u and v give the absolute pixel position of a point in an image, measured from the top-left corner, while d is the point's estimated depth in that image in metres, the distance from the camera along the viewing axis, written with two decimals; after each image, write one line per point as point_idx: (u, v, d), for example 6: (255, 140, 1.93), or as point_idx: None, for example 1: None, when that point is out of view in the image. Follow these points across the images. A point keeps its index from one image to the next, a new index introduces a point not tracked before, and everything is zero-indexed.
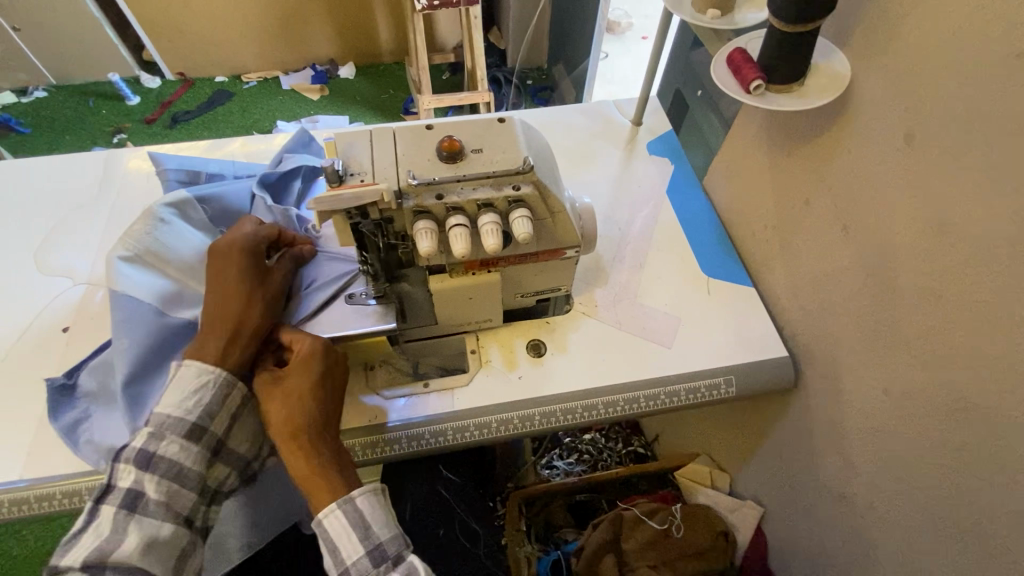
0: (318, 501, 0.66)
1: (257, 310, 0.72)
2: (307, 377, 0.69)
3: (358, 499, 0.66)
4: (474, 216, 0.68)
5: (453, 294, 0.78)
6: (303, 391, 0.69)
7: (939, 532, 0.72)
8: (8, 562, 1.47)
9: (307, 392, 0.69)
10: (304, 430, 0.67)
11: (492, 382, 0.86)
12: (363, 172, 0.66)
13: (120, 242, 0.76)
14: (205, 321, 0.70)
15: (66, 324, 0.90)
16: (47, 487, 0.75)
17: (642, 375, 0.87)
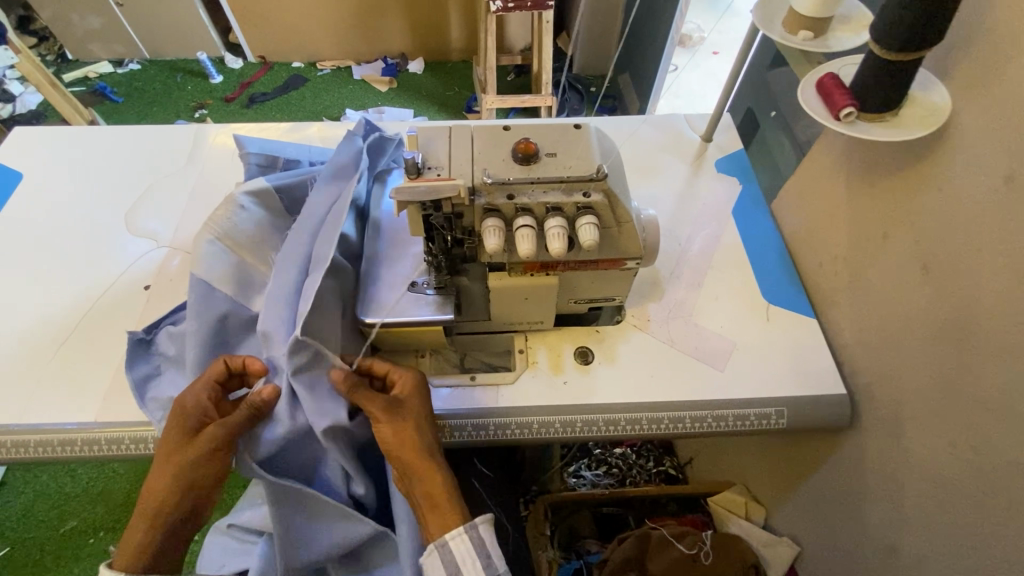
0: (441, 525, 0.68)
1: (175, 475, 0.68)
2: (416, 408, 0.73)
3: (481, 526, 0.68)
4: (542, 218, 0.69)
5: (510, 292, 0.79)
6: (416, 419, 0.72)
7: None
8: (63, 496, 1.59)
9: (420, 420, 0.72)
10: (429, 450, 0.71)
11: (537, 384, 0.86)
12: (440, 167, 0.68)
13: (204, 226, 0.80)
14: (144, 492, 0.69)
15: (147, 283, 0.97)
16: (118, 432, 0.81)
17: (689, 396, 0.86)
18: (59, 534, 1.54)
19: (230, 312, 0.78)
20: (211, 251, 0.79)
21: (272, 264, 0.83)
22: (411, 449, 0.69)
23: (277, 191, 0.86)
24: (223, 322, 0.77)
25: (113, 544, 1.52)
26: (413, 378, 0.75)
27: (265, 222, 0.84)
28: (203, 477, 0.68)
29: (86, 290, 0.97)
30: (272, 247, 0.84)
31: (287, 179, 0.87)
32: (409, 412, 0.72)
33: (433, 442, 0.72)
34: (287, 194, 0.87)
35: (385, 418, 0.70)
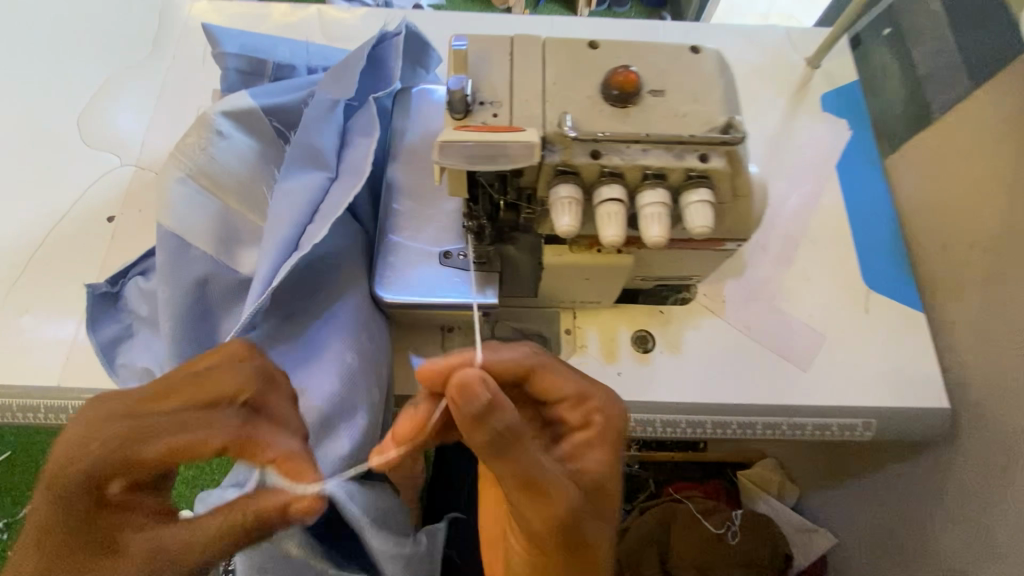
0: None
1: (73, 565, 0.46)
2: (598, 495, 0.53)
3: None
4: (634, 189, 0.49)
5: (569, 271, 0.62)
6: (597, 514, 0.52)
7: None
8: None
9: (602, 515, 0.53)
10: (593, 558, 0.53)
11: (587, 373, 0.72)
12: (498, 104, 0.48)
13: (173, 161, 0.61)
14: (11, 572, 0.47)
15: (112, 214, 0.78)
16: (90, 400, 0.68)
17: (766, 399, 0.72)
18: None
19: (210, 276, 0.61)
20: (181, 194, 0.60)
21: (259, 209, 0.63)
22: (574, 552, 0.52)
23: (267, 113, 0.65)
24: (203, 289, 0.61)
25: None
26: (615, 428, 0.54)
27: (252, 154, 0.64)
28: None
29: (37, 217, 0.78)
30: (262, 189, 0.64)
31: (280, 97, 0.65)
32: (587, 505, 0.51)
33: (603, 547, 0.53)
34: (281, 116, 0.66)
35: (551, 508, 0.48)
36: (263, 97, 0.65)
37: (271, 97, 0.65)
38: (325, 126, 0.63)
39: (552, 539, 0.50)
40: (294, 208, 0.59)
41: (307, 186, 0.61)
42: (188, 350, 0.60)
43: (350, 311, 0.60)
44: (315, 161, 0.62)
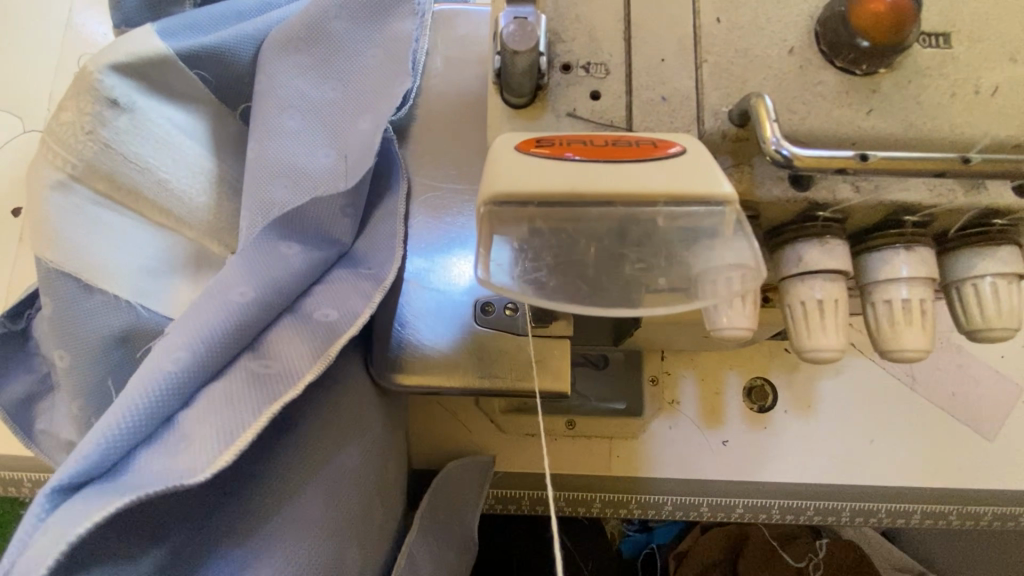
0: None
1: None
2: None
3: None
4: (873, 246, 0.27)
5: (678, 327, 0.40)
6: None
7: None
8: None
9: None
10: None
11: (680, 438, 0.52)
12: (593, 60, 0.27)
13: (45, 153, 0.38)
14: None
15: (17, 205, 0.56)
16: (13, 467, 0.52)
17: (930, 480, 0.51)
18: None
19: (131, 333, 0.40)
20: (65, 209, 0.38)
21: (195, 221, 0.42)
22: None
23: (190, 64, 0.40)
24: (123, 349, 0.40)
25: None
26: None
27: (173, 132, 0.41)
28: None
29: None
30: (197, 190, 0.42)
31: (213, 35, 0.40)
32: None
33: None
34: (216, 65, 0.41)
35: None
36: (185, 35, 0.40)
37: (202, 33, 0.40)
38: (332, 153, 0.38)
39: None
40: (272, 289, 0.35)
41: (299, 257, 0.37)
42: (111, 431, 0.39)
43: (305, 433, 0.36)
44: (321, 224, 0.38)
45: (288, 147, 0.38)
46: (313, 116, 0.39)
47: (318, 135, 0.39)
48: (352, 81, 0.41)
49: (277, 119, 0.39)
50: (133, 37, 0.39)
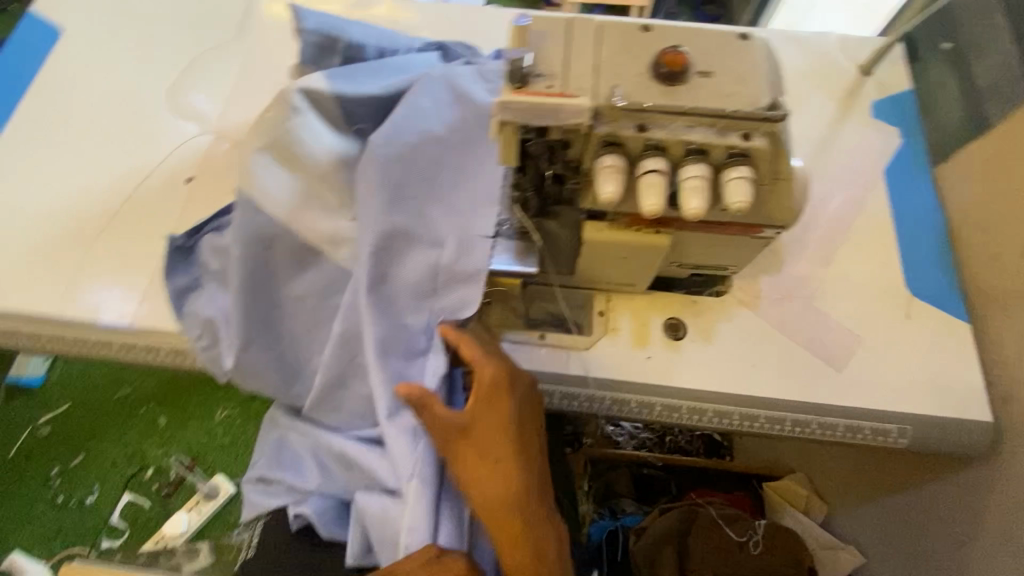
0: (479, 466, 0.59)
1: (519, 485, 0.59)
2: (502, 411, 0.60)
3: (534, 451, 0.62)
4: (676, 163, 0.52)
5: (606, 250, 0.64)
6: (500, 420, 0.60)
7: None
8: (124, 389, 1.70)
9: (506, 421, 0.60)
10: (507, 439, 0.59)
11: (618, 354, 0.74)
12: (551, 76, 0.51)
13: (255, 132, 0.68)
14: (489, 503, 0.59)
15: (189, 175, 0.85)
16: (157, 338, 0.75)
17: (798, 396, 0.72)
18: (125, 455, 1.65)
19: (277, 237, 0.67)
20: (262, 164, 0.67)
21: (327, 184, 0.69)
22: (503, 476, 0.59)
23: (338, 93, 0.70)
24: (268, 248, 0.67)
25: (161, 415, 1.68)
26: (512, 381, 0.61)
27: (324, 129, 0.70)
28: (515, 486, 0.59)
29: (123, 177, 0.86)
30: (338, 170, 0.69)
31: (352, 78, 0.71)
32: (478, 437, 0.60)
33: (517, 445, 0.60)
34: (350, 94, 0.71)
35: (482, 401, 0.60)
36: (338, 78, 0.70)
37: (352, 82, 0.71)
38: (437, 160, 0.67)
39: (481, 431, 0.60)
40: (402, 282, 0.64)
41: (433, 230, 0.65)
42: (252, 303, 0.68)
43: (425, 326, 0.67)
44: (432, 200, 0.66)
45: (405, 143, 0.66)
46: (428, 135, 0.67)
47: (422, 139, 0.67)
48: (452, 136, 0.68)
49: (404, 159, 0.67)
50: (317, 83, 0.69)
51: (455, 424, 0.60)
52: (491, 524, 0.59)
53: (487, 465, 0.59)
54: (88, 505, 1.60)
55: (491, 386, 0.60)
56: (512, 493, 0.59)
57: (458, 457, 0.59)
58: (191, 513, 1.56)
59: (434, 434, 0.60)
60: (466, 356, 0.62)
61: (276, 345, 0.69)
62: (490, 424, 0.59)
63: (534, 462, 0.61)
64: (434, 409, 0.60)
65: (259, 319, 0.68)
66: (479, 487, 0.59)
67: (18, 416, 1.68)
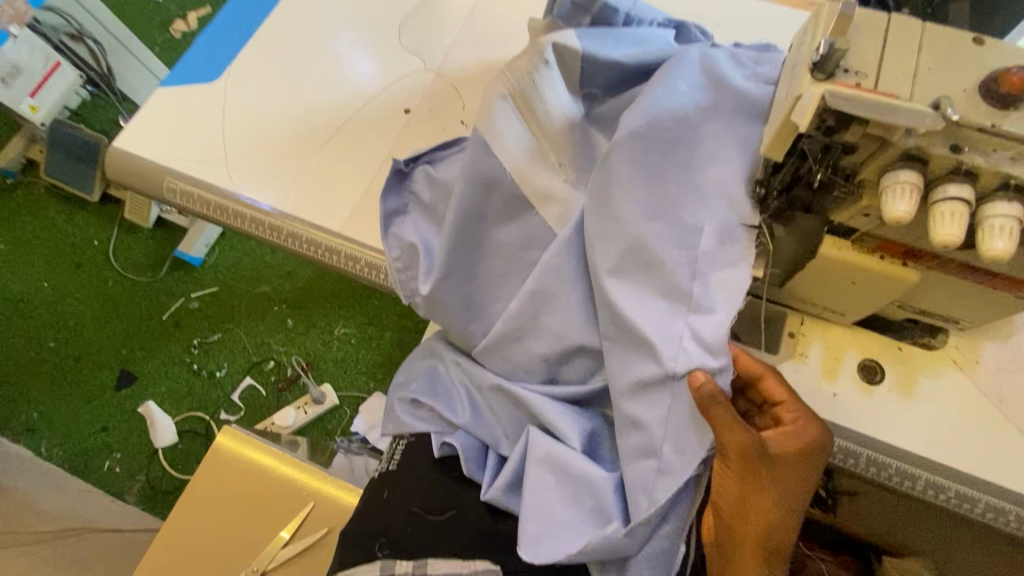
0: (758, 499, 0.62)
1: (781, 522, 0.63)
2: (799, 463, 0.62)
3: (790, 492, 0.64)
4: (980, 196, 0.47)
5: (835, 271, 0.60)
6: (794, 470, 0.62)
7: None
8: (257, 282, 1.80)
9: (799, 473, 0.62)
10: (789, 485, 0.62)
11: (802, 380, 0.69)
12: (863, 74, 0.47)
13: (502, 78, 0.70)
14: (749, 525, 0.62)
15: (407, 107, 0.90)
16: (359, 250, 0.81)
17: (1001, 481, 0.64)
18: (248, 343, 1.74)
19: (497, 183, 0.70)
20: (501, 109, 0.70)
21: (553, 141, 0.70)
22: (769, 512, 0.62)
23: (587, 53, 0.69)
24: (487, 192, 0.71)
25: (290, 317, 1.75)
26: (815, 438, 0.61)
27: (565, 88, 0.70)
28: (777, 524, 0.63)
29: (349, 97, 0.92)
30: (567, 130, 0.70)
31: (602, 41, 0.70)
32: (769, 477, 0.61)
33: (790, 493, 0.63)
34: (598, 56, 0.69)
35: (784, 446, 0.61)
36: (590, 38, 0.70)
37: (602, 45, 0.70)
38: (702, 135, 0.64)
39: (772, 472, 0.62)
40: (635, 280, 0.63)
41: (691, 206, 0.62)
42: (460, 240, 0.72)
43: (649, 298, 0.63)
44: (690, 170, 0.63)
45: (666, 107, 0.64)
46: (694, 108, 0.65)
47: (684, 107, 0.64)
48: (703, 128, 0.64)
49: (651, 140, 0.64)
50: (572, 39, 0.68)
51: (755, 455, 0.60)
52: (738, 535, 0.63)
53: (766, 493, 0.62)
54: (217, 379, 1.72)
55: (803, 441, 0.61)
56: (774, 524, 0.63)
57: (744, 486, 0.61)
58: (299, 411, 1.63)
59: (736, 468, 0.60)
60: (768, 389, 0.63)
61: (470, 284, 0.73)
62: (787, 471, 0.62)
63: (797, 509, 0.64)
64: (733, 426, 0.58)
65: (461, 256, 0.72)
66: (745, 511, 0.62)
67: (173, 288, 1.81)
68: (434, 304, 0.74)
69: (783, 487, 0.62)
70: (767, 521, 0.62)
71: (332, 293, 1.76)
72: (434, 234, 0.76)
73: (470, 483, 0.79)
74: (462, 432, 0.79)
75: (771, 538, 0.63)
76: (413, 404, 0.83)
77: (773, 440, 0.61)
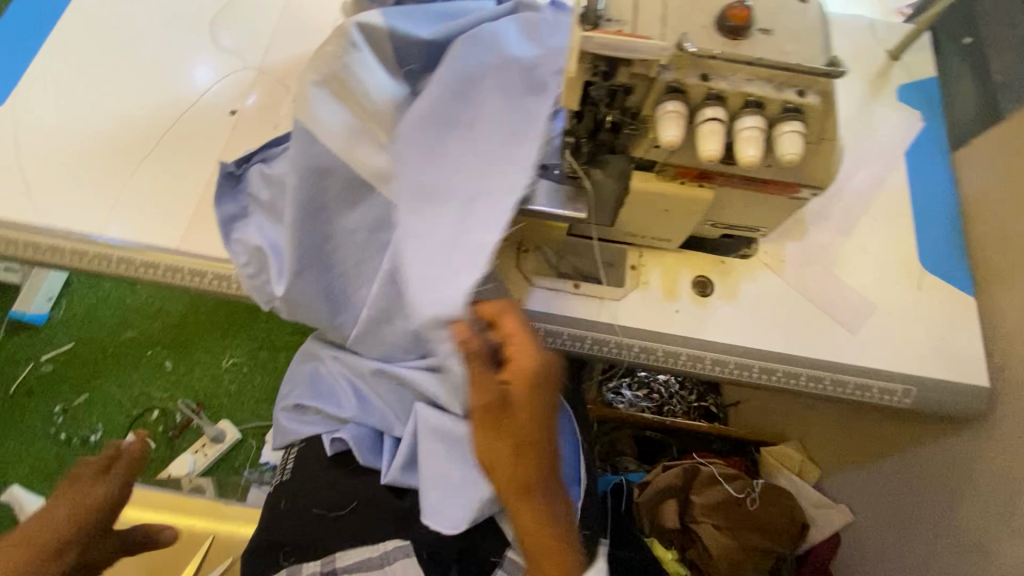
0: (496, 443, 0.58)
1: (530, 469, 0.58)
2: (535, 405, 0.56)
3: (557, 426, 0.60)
4: (732, 114, 0.55)
5: (650, 199, 0.67)
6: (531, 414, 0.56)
7: None
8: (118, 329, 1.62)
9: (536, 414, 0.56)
10: (534, 431, 0.57)
11: (647, 304, 0.77)
12: (623, 22, 0.53)
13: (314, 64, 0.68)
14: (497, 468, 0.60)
15: (233, 109, 0.86)
16: (204, 263, 0.77)
17: (812, 354, 0.77)
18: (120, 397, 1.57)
19: (332, 168, 0.69)
20: (316, 97, 0.68)
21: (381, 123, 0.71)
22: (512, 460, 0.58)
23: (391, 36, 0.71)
24: (320, 179, 0.69)
25: (168, 359, 1.60)
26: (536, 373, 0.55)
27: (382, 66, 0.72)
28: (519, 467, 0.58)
29: (166, 105, 0.86)
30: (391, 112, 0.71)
31: (404, 20, 0.72)
32: (512, 428, 0.57)
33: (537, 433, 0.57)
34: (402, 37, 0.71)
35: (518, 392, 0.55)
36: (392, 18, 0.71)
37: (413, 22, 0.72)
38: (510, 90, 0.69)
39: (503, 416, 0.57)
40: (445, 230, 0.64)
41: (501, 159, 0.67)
42: (304, 233, 0.70)
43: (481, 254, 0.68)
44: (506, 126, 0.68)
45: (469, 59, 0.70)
46: (501, 69, 0.71)
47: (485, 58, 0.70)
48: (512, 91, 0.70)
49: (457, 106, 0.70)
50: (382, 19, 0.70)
51: (494, 393, 0.56)
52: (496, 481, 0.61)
53: (506, 444, 0.58)
54: (93, 444, 1.52)
55: (523, 376, 0.55)
56: (519, 471, 0.58)
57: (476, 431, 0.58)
58: (197, 456, 1.50)
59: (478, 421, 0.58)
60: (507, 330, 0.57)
61: (325, 276, 0.72)
62: (519, 417, 0.56)
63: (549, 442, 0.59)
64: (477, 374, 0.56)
65: (309, 248, 0.71)
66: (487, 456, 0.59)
67: (16, 354, 1.58)
68: (292, 302, 0.72)
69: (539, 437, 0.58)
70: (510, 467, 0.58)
71: (210, 324, 1.64)
72: (276, 232, 0.74)
73: (369, 471, 0.79)
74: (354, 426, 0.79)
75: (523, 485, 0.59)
76: (298, 410, 0.82)
77: (506, 388, 0.56)
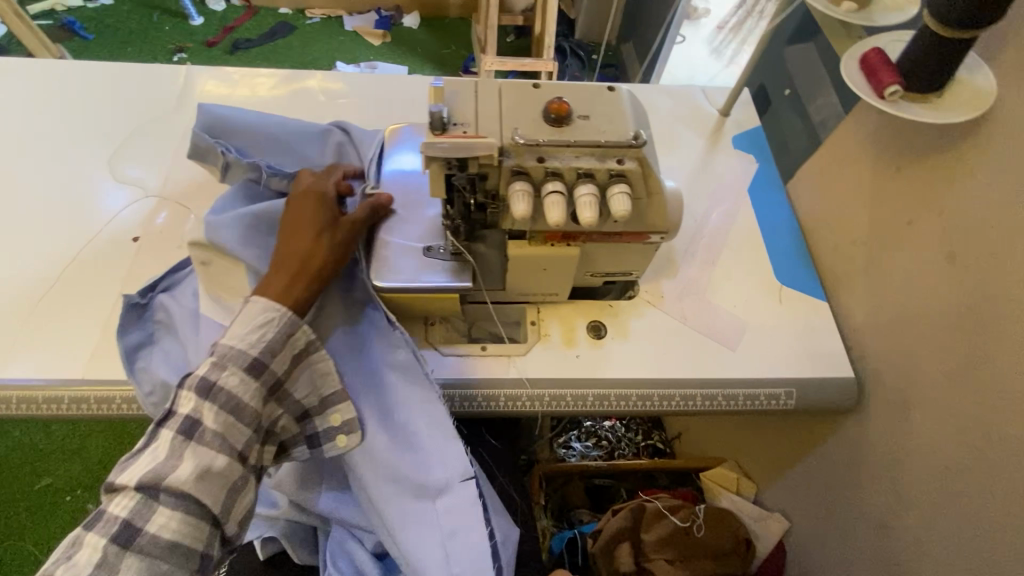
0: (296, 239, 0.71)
1: (326, 253, 0.71)
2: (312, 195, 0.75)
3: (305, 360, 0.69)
4: (571, 185, 0.65)
5: (528, 263, 0.75)
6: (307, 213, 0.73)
7: (979, 565, 0.72)
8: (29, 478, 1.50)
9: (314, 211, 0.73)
10: (315, 221, 0.72)
11: (550, 355, 0.85)
12: (466, 124, 0.64)
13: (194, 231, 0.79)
14: (276, 264, 0.69)
15: (135, 236, 0.90)
16: (111, 389, 0.77)
17: (702, 373, 0.85)
18: (35, 552, 1.43)
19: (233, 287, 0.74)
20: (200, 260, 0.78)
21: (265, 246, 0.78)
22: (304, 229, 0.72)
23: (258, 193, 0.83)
24: None
25: (90, 500, 1.48)
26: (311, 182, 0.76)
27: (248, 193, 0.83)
28: (318, 252, 0.70)
29: (66, 241, 0.89)
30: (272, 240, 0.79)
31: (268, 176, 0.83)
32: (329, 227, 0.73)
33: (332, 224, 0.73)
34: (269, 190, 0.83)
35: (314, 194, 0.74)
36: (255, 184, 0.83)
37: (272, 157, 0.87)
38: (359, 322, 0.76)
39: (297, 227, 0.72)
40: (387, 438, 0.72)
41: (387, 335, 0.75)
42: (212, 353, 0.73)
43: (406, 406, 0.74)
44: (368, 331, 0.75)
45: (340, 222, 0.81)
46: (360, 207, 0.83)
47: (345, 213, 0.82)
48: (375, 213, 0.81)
49: (373, 407, 0.73)
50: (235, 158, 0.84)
51: (330, 216, 0.73)
52: (296, 277, 0.69)
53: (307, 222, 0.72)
54: None
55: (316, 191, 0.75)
56: (308, 274, 0.70)
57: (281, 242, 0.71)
58: None
59: (299, 234, 0.71)
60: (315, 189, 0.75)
61: None
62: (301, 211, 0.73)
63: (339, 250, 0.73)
64: (287, 235, 0.71)
65: None
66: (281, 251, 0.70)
67: None
68: None
69: (327, 228, 0.73)
70: (296, 255, 0.70)
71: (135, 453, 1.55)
72: (183, 354, 0.76)
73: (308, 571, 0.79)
74: (284, 522, 0.80)
75: (314, 264, 0.70)
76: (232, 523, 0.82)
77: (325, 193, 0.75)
